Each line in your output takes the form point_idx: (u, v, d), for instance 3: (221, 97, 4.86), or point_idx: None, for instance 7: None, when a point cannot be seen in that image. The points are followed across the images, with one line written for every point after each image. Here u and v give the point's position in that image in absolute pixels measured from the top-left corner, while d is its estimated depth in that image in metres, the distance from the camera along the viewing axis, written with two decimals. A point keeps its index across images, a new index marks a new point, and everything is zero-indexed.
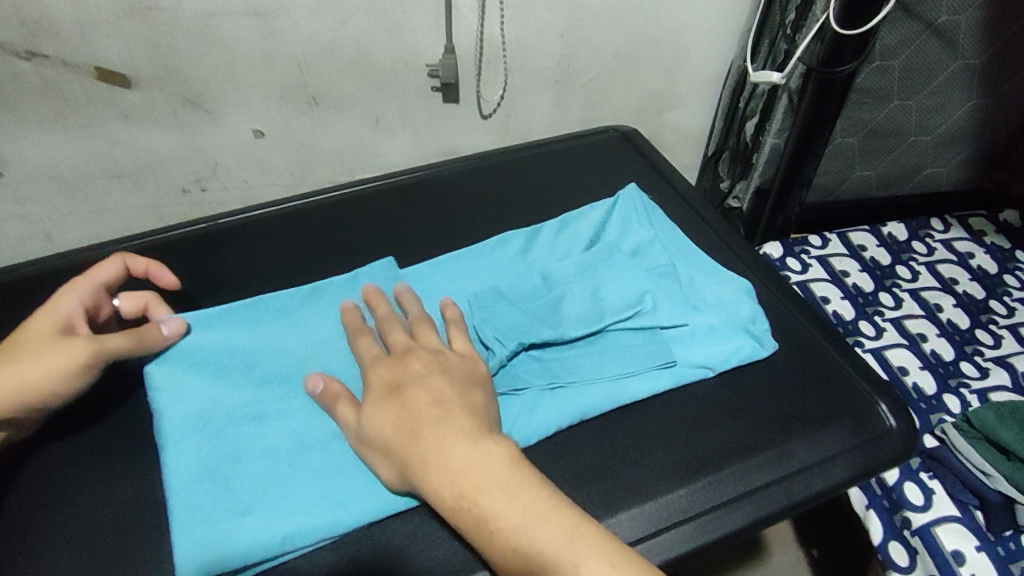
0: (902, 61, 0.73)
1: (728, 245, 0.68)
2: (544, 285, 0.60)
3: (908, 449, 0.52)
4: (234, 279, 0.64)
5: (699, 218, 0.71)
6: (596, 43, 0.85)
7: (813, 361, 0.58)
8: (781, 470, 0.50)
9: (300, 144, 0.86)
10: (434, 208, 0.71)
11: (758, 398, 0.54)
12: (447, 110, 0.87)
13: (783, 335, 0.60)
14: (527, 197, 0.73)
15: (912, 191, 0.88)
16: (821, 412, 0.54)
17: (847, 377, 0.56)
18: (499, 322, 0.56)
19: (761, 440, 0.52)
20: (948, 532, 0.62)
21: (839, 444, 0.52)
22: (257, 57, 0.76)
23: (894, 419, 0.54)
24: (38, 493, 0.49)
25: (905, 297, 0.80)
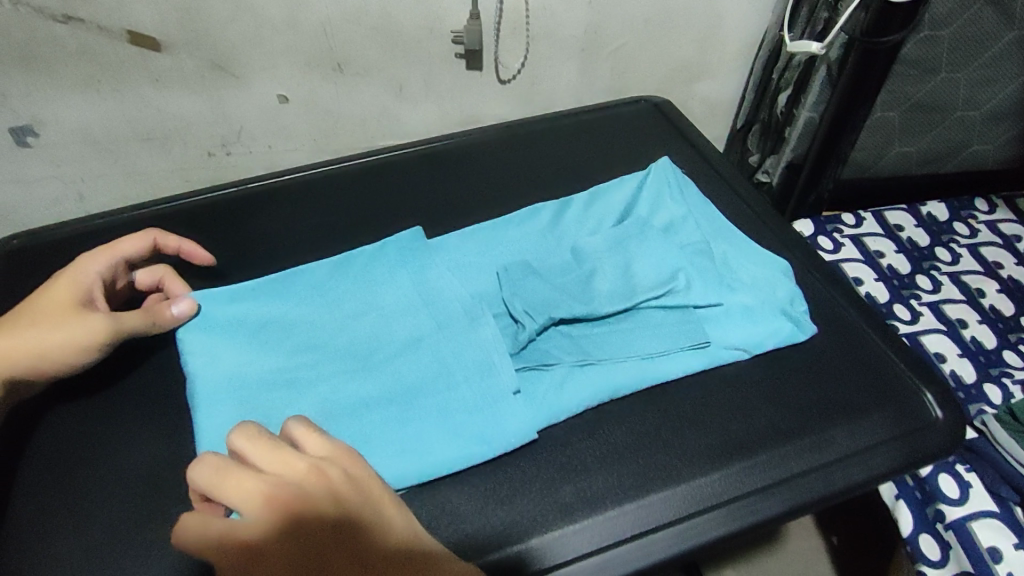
0: (951, 31, 0.69)
1: (766, 222, 0.66)
2: (575, 260, 0.59)
3: (955, 440, 0.51)
4: (259, 244, 0.64)
5: (735, 194, 0.69)
6: (629, 10, 0.82)
7: (855, 346, 0.56)
8: (820, 457, 0.49)
9: (325, 111, 0.85)
10: (462, 178, 0.70)
11: (796, 382, 0.53)
12: (472, 78, 0.86)
13: (818, 319, 0.58)
14: (556, 168, 0.72)
15: (955, 170, 0.84)
16: (863, 400, 0.52)
17: (891, 363, 0.54)
18: (530, 296, 0.55)
19: (798, 426, 0.50)
20: (984, 528, 0.60)
21: (881, 433, 0.50)
22: (284, 22, 0.75)
23: (941, 410, 0.52)
24: (72, 450, 0.50)
25: (944, 280, 0.77)
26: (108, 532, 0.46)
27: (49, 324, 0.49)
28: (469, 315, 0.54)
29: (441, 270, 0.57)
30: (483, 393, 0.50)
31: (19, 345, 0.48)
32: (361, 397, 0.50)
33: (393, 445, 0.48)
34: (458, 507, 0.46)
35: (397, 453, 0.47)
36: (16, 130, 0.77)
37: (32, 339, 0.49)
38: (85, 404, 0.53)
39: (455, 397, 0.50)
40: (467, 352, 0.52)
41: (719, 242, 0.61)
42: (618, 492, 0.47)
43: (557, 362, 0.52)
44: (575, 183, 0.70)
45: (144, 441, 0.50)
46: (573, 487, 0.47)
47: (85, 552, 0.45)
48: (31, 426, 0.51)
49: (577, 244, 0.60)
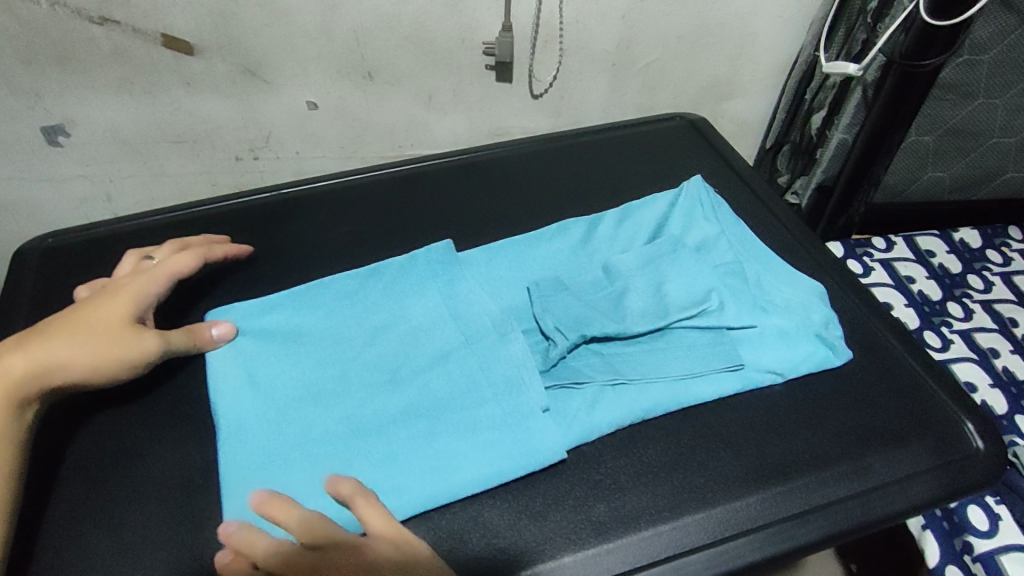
0: (993, 56, 0.68)
1: (799, 243, 0.65)
2: (606, 277, 0.58)
3: (995, 472, 0.49)
4: (288, 251, 0.64)
5: (766, 213, 0.68)
6: (659, 27, 0.82)
7: (891, 371, 0.55)
8: (858, 485, 0.48)
9: (353, 118, 0.86)
10: (492, 190, 0.70)
11: (832, 408, 0.52)
12: (501, 90, 0.86)
13: (854, 343, 0.57)
14: (587, 184, 0.71)
15: (988, 197, 0.83)
16: (901, 427, 0.51)
17: (930, 390, 0.53)
18: (561, 312, 0.54)
19: (835, 452, 0.49)
20: (1013, 561, 0.59)
21: (921, 462, 0.49)
22: (317, 29, 0.76)
23: (982, 441, 0.50)
24: (106, 447, 0.50)
25: (976, 308, 0.75)
26: (140, 531, 0.45)
27: (102, 338, 0.48)
28: (498, 330, 0.53)
29: (472, 284, 0.57)
30: (515, 410, 0.49)
31: (71, 356, 0.47)
32: (391, 410, 0.49)
33: (424, 455, 0.47)
34: (489, 522, 0.45)
35: (430, 463, 0.47)
36: (48, 129, 0.78)
37: (85, 354, 0.47)
38: (119, 399, 0.52)
39: (483, 413, 0.49)
40: (498, 366, 0.51)
41: (750, 263, 0.60)
42: (654, 512, 0.46)
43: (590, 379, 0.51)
44: (607, 198, 0.70)
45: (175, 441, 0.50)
46: (606, 505, 0.46)
47: (116, 551, 0.45)
48: (64, 421, 0.51)
49: (609, 262, 0.59)
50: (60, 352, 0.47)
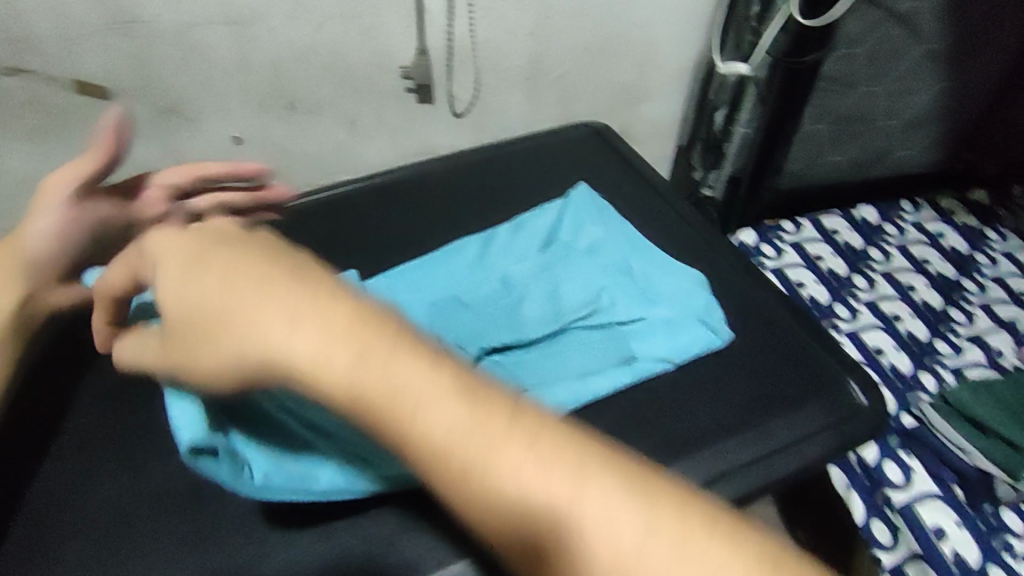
0: (866, 49, 0.74)
1: (703, 236, 0.69)
2: (504, 288, 0.62)
3: (880, 426, 0.54)
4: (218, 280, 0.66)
5: (672, 210, 0.72)
6: (565, 40, 0.86)
7: (788, 345, 0.59)
8: (763, 449, 0.52)
9: (279, 148, 0.87)
10: (413, 210, 0.72)
11: (736, 380, 0.56)
12: (423, 110, 0.88)
13: (750, 320, 0.61)
14: (504, 195, 0.74)
15: (882, 175, 0.87)
16: (795, 392, 0.55)
17: (822, 361, 0.58)
18: (462, 328, 0.58)
19: (741, 421, 0.53)
20: (929, 509, 0.62)
21: (817, 424, 0.54)
22: (235, 65, 0.77)
23: (865, 397, 0.55)
24: (57, 488, 0.55)
25: (878, 278, 0.79)
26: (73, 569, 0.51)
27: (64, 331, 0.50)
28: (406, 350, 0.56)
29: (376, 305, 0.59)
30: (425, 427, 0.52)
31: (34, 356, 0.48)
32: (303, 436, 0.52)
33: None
34: None
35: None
36: None
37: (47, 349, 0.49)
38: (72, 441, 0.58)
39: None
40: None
41: (638, 260, 0.64)
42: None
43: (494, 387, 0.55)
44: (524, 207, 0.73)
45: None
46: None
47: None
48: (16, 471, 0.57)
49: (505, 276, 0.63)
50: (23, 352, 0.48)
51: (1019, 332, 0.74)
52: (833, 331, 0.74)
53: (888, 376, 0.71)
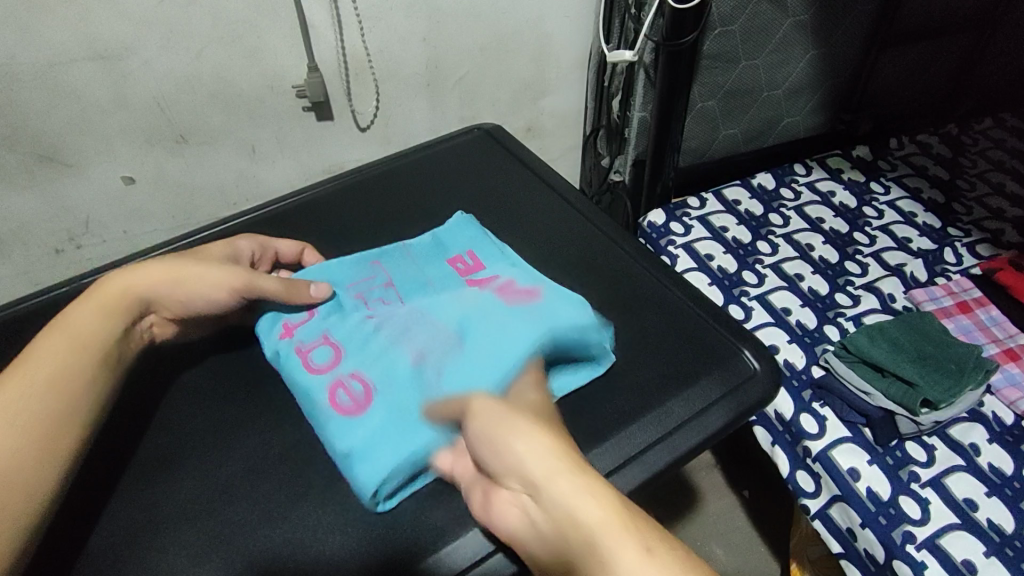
0: (740, 26, 0.77)
1: (598, 226, 0.67)
2: (368, 354, 0.52)
3: (772, 388, 0.54)
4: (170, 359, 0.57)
5: (571, 208, 0.70)
6: (459, 42, 0.86)
7: (685, 320, 0.58)
8: (690, 407, 0.52)
9: (177, 185, 0.83)
10: (312, 230, 0.68)
11: (653, 347, 0.56)
12: (323, 128, 0.86)
13: (653, 305, 0.60)
14: (399, 211, 0.71)
15: (775, 142, 0.92)
16: (694, 365, 0.55)
17: (711, 331, 0.57)
18: (324, 411, 0.50)
19: (666, 382, 0.54)
20: (843, 453, 0.67)
21: (713, 392, 0.53)
22: (111, 102, 0.73)
23: (758, 362, 0.55)
24: None
25: (780, 243, 0.83)
26: None
27: (107, 311, 0.49)
28: (315, 389, 0.51)
29: (309, 330, 0.54)
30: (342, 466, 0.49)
31: (86, 322, 0.48)
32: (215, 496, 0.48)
33: (263, 507, 0.47)
34: (353, 544, 0.45)
35: (269, 510, 0.47)
36: None
37: (86, 325, 0.48)
38: None
39: (302, 462, 0.49)
40: (342, 413, 0.49)
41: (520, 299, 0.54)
42: None
43: (363, 417, 0.49)
44: (415, 215, 0.70)
45: (78, 513, 0.47)
46: (441, 510, 0.47)
47: None
48: None
49: (430, 304, 0.55)
50: (88, 313, 0.48)
51: (907, 276, 0.80)
52: (744, 297, 0.78)
53: (795, 331, 0.76)
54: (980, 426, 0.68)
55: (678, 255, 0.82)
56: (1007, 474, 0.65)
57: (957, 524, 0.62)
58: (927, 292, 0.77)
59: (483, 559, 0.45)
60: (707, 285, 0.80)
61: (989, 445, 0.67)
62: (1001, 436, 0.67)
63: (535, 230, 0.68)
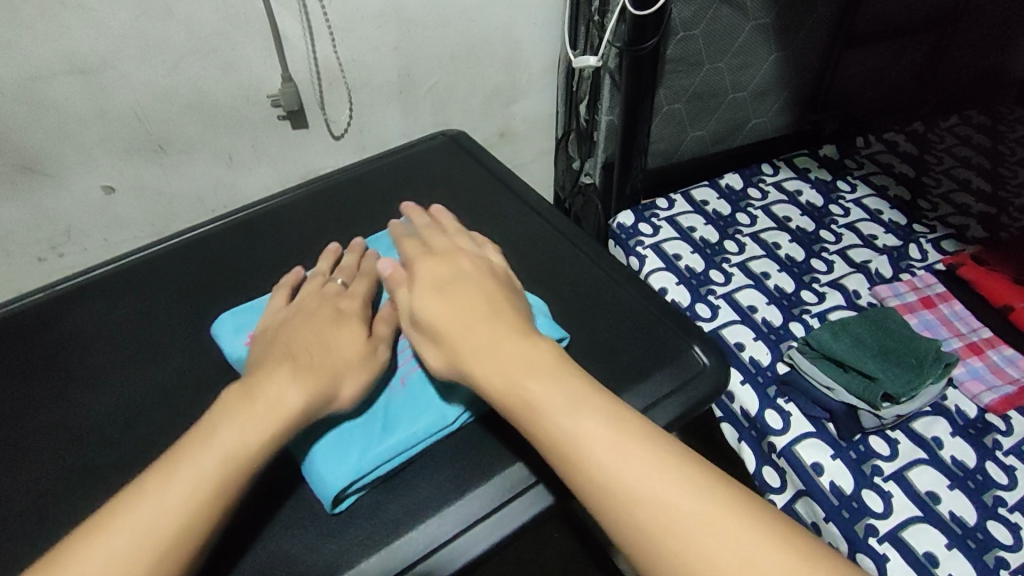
0: (702, 30, 0.78)
1: (560, 229, 0.69)
2: None
3: (722, 383, 0.56)
4: (136, 361, 0.58)
5: (535, 212, 0.71)
6: (431, 50, 0.87)
7: (639, 319, 0.60)
8: (641, 401, 0.53)
9: (157, 193, 0.84)
10: (279, 238, 0.70)
11: (608, 344, 0.57)
12: (299, 135, 0.88)
13: (610, 302, 0.61)
14: (366, 215, 0.72)
15: (743, 142, 0.93)
16: (647, 363, 0.56)
17: (665, 329, 0.59)
18: None
19: (619, 377, 0.55)
20: (807, 448, 0.67)
21: (664, 388, 0.55)
22: (91, 114, 0.74)
23: (708, 357, 0.57)
24: None
25: (747, 241, 0.85)
26: None
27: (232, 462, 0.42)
28: None
29: None
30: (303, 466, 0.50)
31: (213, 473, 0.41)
32: None
33: None
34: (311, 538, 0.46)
35: None
36: None
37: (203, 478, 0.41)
38: None
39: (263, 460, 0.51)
40: None
41: None
42: (438, 497, 0.49)
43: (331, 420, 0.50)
44: (382, 219, 0.72)
45: (46, 511, 0.48)
46: (398, 504, 0.48)
47: None
48: None
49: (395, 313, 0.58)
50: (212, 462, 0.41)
51: (872, 272, 0.81)
52: (710, 296, 0.79)
53: (761, 329, 0.77)
54: (943, 419, 0.69)
55: (647, 255, 0.83)
56: (970, 466, 0.66)
57: (919, 516, 0.62)
58: (891, 288, 0.78)
59: (435, 550, 0.46)
60: (674, 284, 0.81)
61: (953, 438, 0.67)
62: (965, 429, 0.68)
63: (499, 231, 0.69)
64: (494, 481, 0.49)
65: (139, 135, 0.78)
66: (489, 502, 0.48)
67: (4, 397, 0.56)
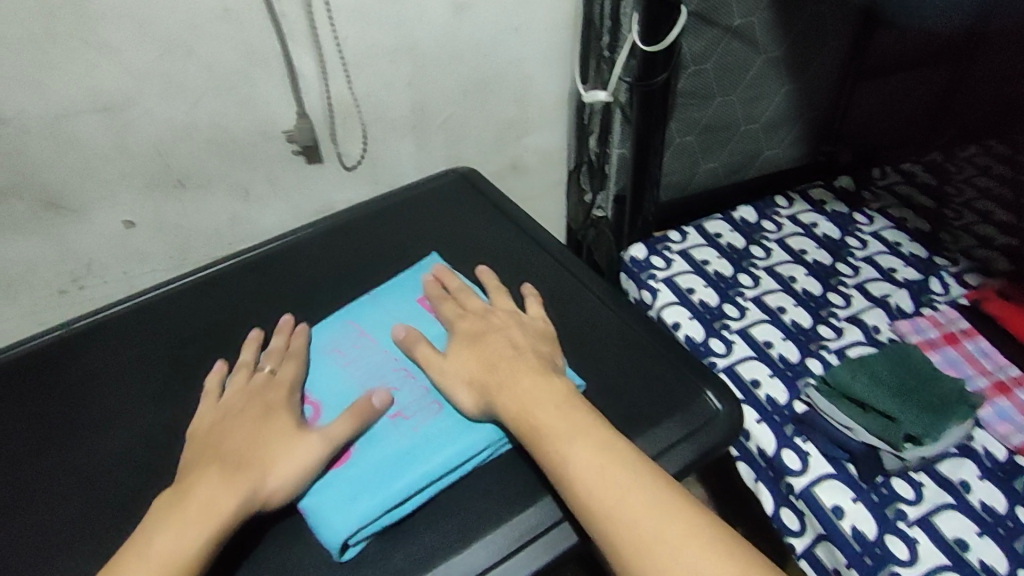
0: (713, 64, 0.78)
1: (569, 266, 0.69)
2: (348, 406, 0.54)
3: (734, 426, 0.54)
4: (145, 399, 0.58)
5: (545, 249, 0.71)
6: (444, 86, 0.89)
7: (649, 361, 0.59)
8: (651, 447, 0.52)
9: (175, 227, 0.86)
10: (291, 275, 0.70)
11: (617, 387, 0.56)
12: (314, 171, 0.89)
13: (619, 344, 0.60)
14: (376, 253, 0.73)
15: (756, 174, 0.92)
16: (657, 407, 0.55)
17: (675, 371, 0.58)
18: None
19: (628, 421, 0.54)
20: (826, 489, 0.65)
21: (674, 434, 0.53)
22: (113, 150, 0.76)
23: (721, 403, 0.55)
24: None
25: (762, 275, 0.83)
26: None
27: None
28: None
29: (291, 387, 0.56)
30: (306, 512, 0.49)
31: None
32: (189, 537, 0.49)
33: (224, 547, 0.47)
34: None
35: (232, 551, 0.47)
36: None
37: None
38: None
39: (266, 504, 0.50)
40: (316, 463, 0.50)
41: None
42: (442, 546, 0.47)
43: (340, 467, 0.50)
44: (393, 258, 0.72)
45: (49, 551, 0.48)
46: (401, 553, 0.47)
47: None
48: None
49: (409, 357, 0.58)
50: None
51: (891, 307, 0.79)
52: (725, 330, 0.78)
53: (777, 365, 0.75)
54: (970, 461, 0.66)
55: (659, 289, 0.82)
56: (1000, 512, 0.62)
57: (947, 566, 0.59)
58: (912, 323, 0.76)
59: None
60: (688, 318, 0.79)
61: (979, 482, 0.64)
62: (993, 472, 0.65)
63: (507, 270, 0.69)
64: (506, 528, 0.48)
65: (159, 171, 0.80)
66: (500, 549, 0.47)
67: (19, 435, 0.56)
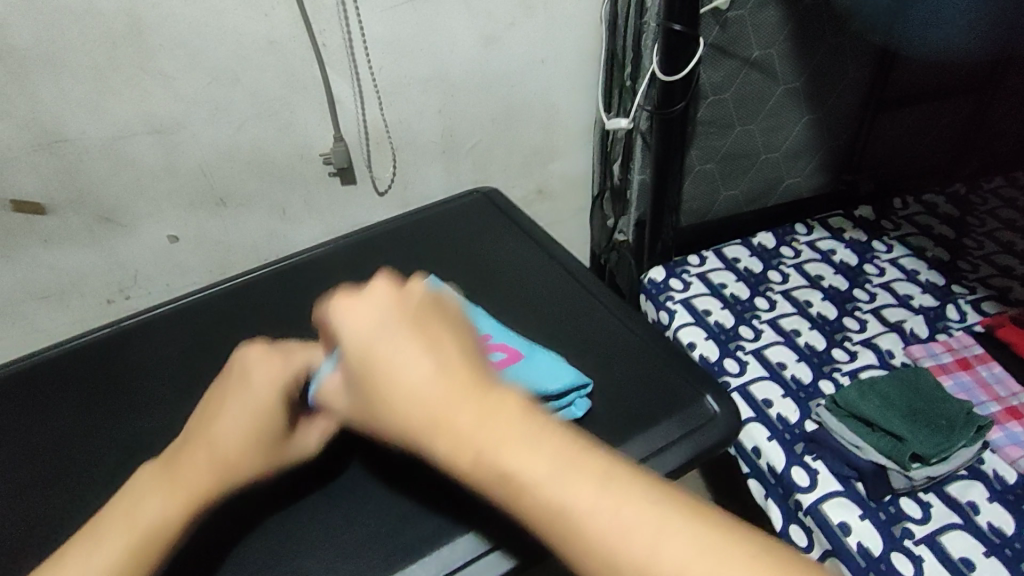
0: (732, 94, 0.81)
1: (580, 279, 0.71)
2: None
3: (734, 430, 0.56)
4: (179, 396, 0.61)
5: (561, 264, 0.73)
6: (472, 113, 0.93)
7: (656, 368, 0.60)
8: (652, 446, 0.54)
9: (215, 242, 0.90)
10: (320, 285, 0.74)
11: (623, 392, 0.58)
12: (347, 192, 0.93)
13: (626, 352, 0.62)
14: (401, 266, 0.76)
15: (777, 203, 0.94)
16: (660, 411, 0.57)
17: (679, 377, 0.59)
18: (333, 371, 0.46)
19: (631, 423, 0.56)
20: (833, 507, 0.65)
21: (673, 434, 0.55)
22: (161, 169, 0.81)
23: (718, 406, 0.57)
24: None
25: (778, 299, 0.85)
26: None
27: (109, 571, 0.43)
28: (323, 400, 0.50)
29: None
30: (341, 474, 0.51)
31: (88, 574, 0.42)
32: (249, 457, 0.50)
33: None
34: None
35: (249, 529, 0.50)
36: None
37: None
38: None
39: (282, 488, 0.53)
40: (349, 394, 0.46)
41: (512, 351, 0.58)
42: None
43: None
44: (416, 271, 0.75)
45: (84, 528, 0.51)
46: None
47: None
48: None
49: None
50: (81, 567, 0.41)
51: (907, 332, 0.80)
52: (739, 351, 0.79)
53: (790, 386, 0.76)
54: (980, 484, 0.66)
55: (676, 310, 0.84)
56: (1008, 535, 0.62)
57: None
58: (925, 348, 0.77)
59: None
60: (703, 338, 0.81)
61: (988, 504, 0.64)
62: (1003, 495, 0.65)
63: (523, 283, 0.72)
64: None
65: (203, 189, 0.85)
66: None
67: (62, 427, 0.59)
